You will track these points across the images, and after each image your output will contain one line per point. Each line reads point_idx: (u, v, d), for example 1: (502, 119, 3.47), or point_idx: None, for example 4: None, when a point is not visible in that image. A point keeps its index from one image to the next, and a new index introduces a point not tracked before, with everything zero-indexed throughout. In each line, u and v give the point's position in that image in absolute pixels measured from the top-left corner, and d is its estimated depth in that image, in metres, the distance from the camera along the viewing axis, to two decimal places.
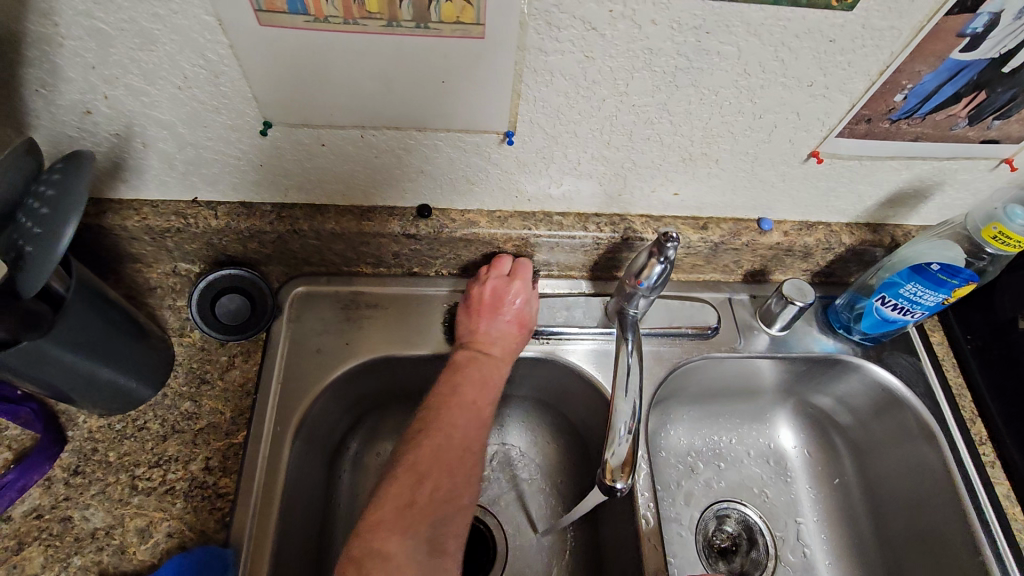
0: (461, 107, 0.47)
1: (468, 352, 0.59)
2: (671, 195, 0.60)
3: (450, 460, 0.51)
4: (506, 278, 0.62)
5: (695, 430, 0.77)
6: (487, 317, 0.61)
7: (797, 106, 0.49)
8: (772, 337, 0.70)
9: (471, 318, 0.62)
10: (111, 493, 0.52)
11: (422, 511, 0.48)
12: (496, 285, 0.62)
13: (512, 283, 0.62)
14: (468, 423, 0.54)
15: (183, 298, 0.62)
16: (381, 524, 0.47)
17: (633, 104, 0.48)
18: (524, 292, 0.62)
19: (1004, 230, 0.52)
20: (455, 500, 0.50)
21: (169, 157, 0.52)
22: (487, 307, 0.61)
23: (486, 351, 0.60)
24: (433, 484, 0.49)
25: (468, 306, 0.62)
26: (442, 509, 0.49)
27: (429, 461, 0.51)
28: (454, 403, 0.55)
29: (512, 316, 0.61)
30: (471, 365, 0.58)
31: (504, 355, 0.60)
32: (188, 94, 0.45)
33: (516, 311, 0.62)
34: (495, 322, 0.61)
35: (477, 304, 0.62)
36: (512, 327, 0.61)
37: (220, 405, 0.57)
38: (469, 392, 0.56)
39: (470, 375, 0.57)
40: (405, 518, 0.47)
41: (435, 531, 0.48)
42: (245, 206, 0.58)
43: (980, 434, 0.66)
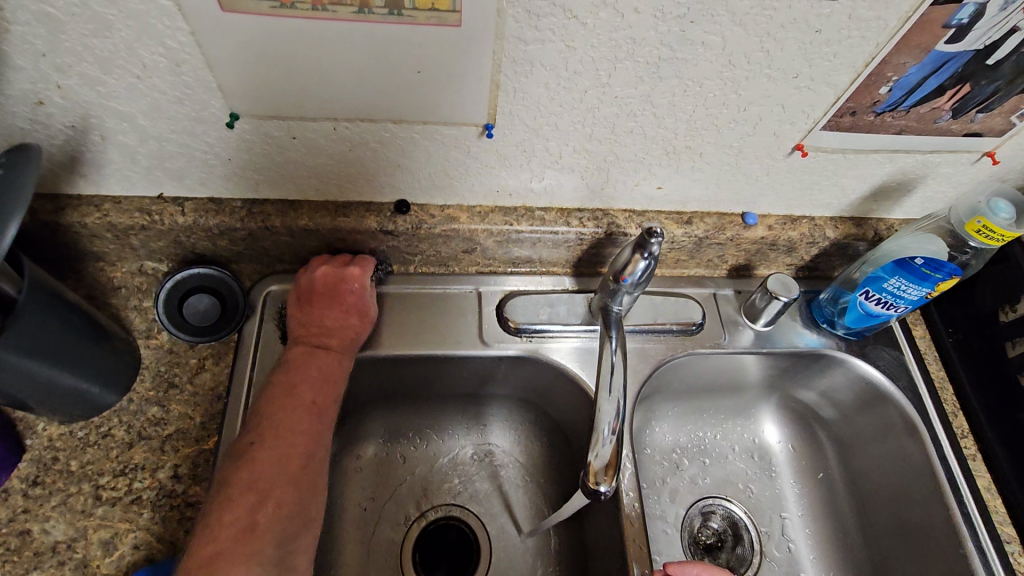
0: (437, 98, 0.45)
1: (301, 349, 0.56)
2: (654, 190, 0.59)
3: (290, 473, 0.49)
4: (342, 265, 0.58)
5: (680, 427, 0.77)
6: (305, 309, 0.57)
7: (781, 98, 0.48)
8: (756, 333, 0.69)
9: (303, 312, 0.58)
10: (73, 504, 0.50)
11: (263, 535, 0.45)
12: (327, 272, 0.58)
13: (347, 271, 0.58)
14: (304, 432, 0.51)
15: (150, 298, 0.59)
16: (219, 556, 0.43)
17: (616, 95, 0.47)
18: (361, 275, 0.58)
19: (989, 224, 0.51)
20: (299, 517, 0.48)
21: (130, 152, 0.49)
22: (320, 296, 0.57)
23: (323, 344, 0.57)
24: (276, 500, 0.47)
25: (299, 295, 0.58)
26: (287, 527, 0.47)
27: (268, 478, 0.48)
28: (284, 412, 0.51)
29: (346, 301, 0.58)
30: (309, 360, 0.55)
31: (345, 346, 0.58)
32: (148, 84, 0.43)
33: (357, 297, 0.58)
34: (330, 312, 0.57)
35: (307, 294, 0.58)
36: (348, 315, 0.58)
37: (190, 410, 0.55)
38: (304, 393, 0.53)
39: (307, 373, 0.54)
40: (246, 545, 0.44)
41: (281, 552, 0.46)
42: (214, 202, 0.55)
43: (962, 428, 0.67)
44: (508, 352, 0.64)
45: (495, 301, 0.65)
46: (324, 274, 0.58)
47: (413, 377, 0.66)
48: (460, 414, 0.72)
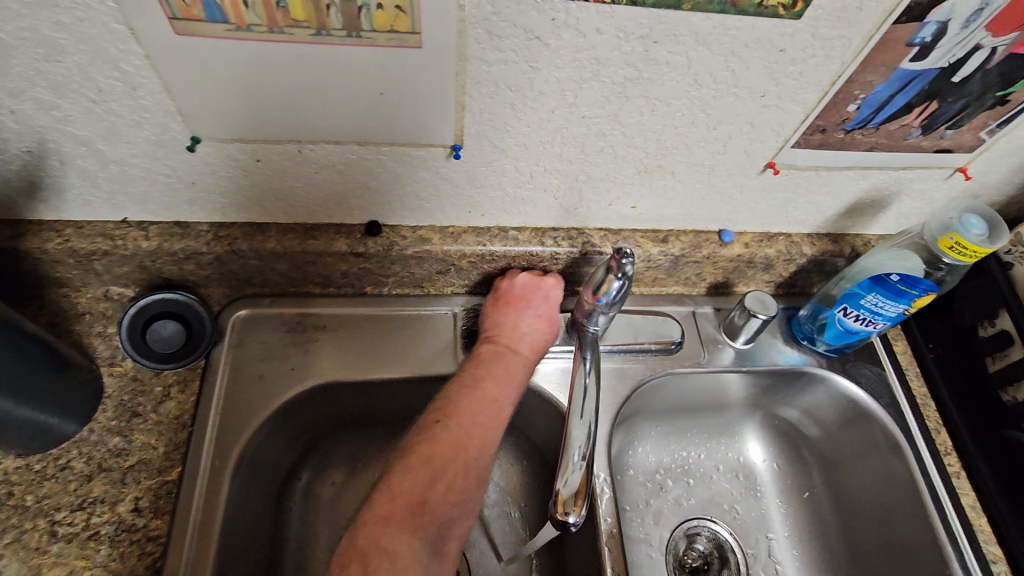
0: (403, 120, 0.45)
1: (492, 347, 0.57)
2: (629, 209, 0.59)
3: (467, 458, 0.48)
4: (540, 275, 0.61)
5: (663, 447, 0.75)
6: (512, 311, 0.59)
7: (750, 117, 0.48)
8: (737, 351, 0.68)
9: (493, 315, 0.60)
10: (27, 541, 0.48)
11: (398, 512, 0.44)
12: (526, 280, 0.61)
13: (547, 279, 0.61)
14: (486, 421, 0.51)
15: (114, 324, 0.58)
16: (383, 529, 0.43)
17: (584, 114, 0.46)
18: (557, 287, 0.61)
19: (961, 240, 0.51)
20: (466, 502, 0.47)
21: (90, 176, 0.48)
22: (518, 299, 0.60)
23: (514, 346, 0.58)
24: (448, 481, 0.47)
25: (498, 300, 0.61)
26: (449, 511, 0.46)
27: (447, 455, 0.48)
28: (482, 402, 0.52)
29: (541, 309, 0.60)
30: (503, 358, 0.56)
31: (533, 350, 0.58)
32: (104, 108, 0.42)
33: (545, 304, 0.60)
34: (526, 314, 0.59)
35: (506, 298, 0.60)
36: (544, 321, 0.60)
37: (153, 440, 0.53)
38: (490, 385, 0.53)
39: (496, 370, 0.55)
40: (414, 519, 0.44)
41: (439, 534, 0.45)
42: (180, 225, 0.54)
43: (945, 444, 0.66)
44: None
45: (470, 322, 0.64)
46: (527, 280, 0.61)
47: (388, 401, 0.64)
48: None
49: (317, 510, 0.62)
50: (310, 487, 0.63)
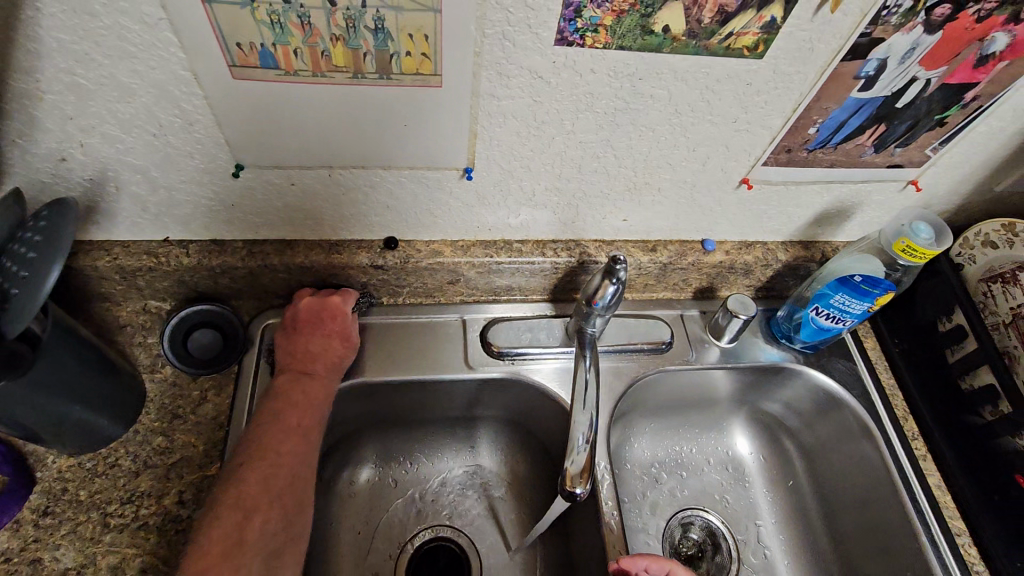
0: (422, 147, 0.51)
1: (287, 376, 0.59)
2: (620, 221, 0.65)
3: (275, 492, 0.52)
4: (325, 296, 0.63)
5: (657, 442, 0.81)
6: (305, 334, 0.61)
7: (725, 139, 0.55)
8: (722, 349, 0.75)
9: (290, 339, 0.61)
10: (82, 532, 0.53)
11: (251, 550, 0.48)
12: (311, 302, 0.62)
13: (331, 299, 0.63)
14: (292, 451, 0.55)
15: (153, 335, 0.63)
16: (208, 571, 0.46)
17: (579, 140, 0.53)
18: (346, 302, 0.63)
19: (912, 244, 0.58)
20: (285, 533, 0.52)
21: (142, 200, 0.54)
22: (307, 323, 0.62)
23: (311, 370, 0.60)
24: (258, 520, 0.50)
25: (288, 326, 0.62)
26: (273, 543, 0.50)
27: (252, 495, 0.51)
28: (271, 441, 0.55)
29: (330, 330, 0.62)
30: (293, 387, 0.59)
31: (327, 371, 0.61)
32: (163, 141, 0.48)
33: (341, 322, 0.63)
34: (314, 338, 0.61)
35: (294, 322, 0.62)
36: (332, 339, 0.62)
37: (193, 439, 0.58)
38: (290, 417, 0.57)
39: (292, 399, 0.58)
40: (234, 559, 0.47)
41: (266, 566, 0.49)
42: (217, 243, 0.60)
43: (912, 430, 0.72)
44: (492, 375, 0.68)
45: (479, 327, 0.70)
46: (314, 302, 0.62)
47: (403, 402, 0.70)
48: (448, 437, 0.75)
49: None
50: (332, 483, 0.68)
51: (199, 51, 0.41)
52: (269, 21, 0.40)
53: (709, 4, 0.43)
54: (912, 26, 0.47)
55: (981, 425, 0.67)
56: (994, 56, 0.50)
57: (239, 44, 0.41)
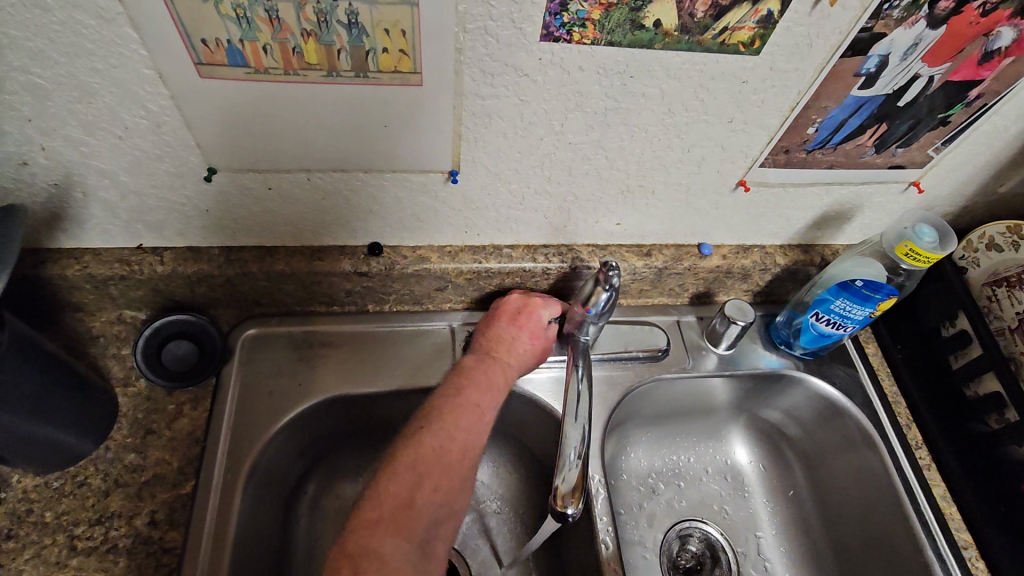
0: (405, 149, 0.49)
1: (482, 355, 0.59)
2: (614, 225, 0.63)
3: (450, 463, 0.49)
4: (523, 297, 0.64)
5: (654, 452, 0.79)
6: (509, 323, 0.62)
7: (720, 140, 0.53)
8: (720, 356, 0.72)
9: (489, 325, 0.62)
10: (47, 556, 0.50)
11: (404, 521, 0.45)
12: (518, 300, 0.63)
13: (533, 300, 0.63)
14: (471, 427, 0.52)
15: (128, 346, 0.60)
16: (380, 522, 0.45)
17: (569, 141, 0.51)
18: (544, 305, 0.63)
19: (914, 247, 0.56)
20: (450, 505, 0.49)
21: (111, 206, 0.52)
22: (509, 314, 0.62)
23: (509, 356, 0.60)
24: (432, 483, 0.48)
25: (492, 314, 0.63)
26: (437, 514, 0.47)
27: (431, 460, 0.49)
28: (468, 410, 0.53)
29: (524, 323, 0.62)
30: (490, 366, 0.58)
31: (514, 360, 0.60)
32: (129, 144, 0.46)
33: (533, 325, 0.62)
34: (523, 324, 0.62)
35: (501, 312, 0.63)
36: (533, 336, 0.62)
37: (168, 455, 0.56)
38: (478, 391, 0.55)
39: (478, 378, 0.56)
40: (401, 521, 0.45)
41: (426, 536, 0.46)
42: (193, 250, 0.58)
43: (916, 438, 0.70)
44: None
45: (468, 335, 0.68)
46: (518, 299, 0.64)
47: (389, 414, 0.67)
48: None
49: (325, 523, 0.65)
50: (316, 499, 0.65)
51: (161, 48, 0.39)
52: (236, 16, 0.38)
53: None
54: (914, 21, 0.45)
55: (987, 434, 0.64)
56: (999, 52, 0.48)
57: (205, 41, 0.39)
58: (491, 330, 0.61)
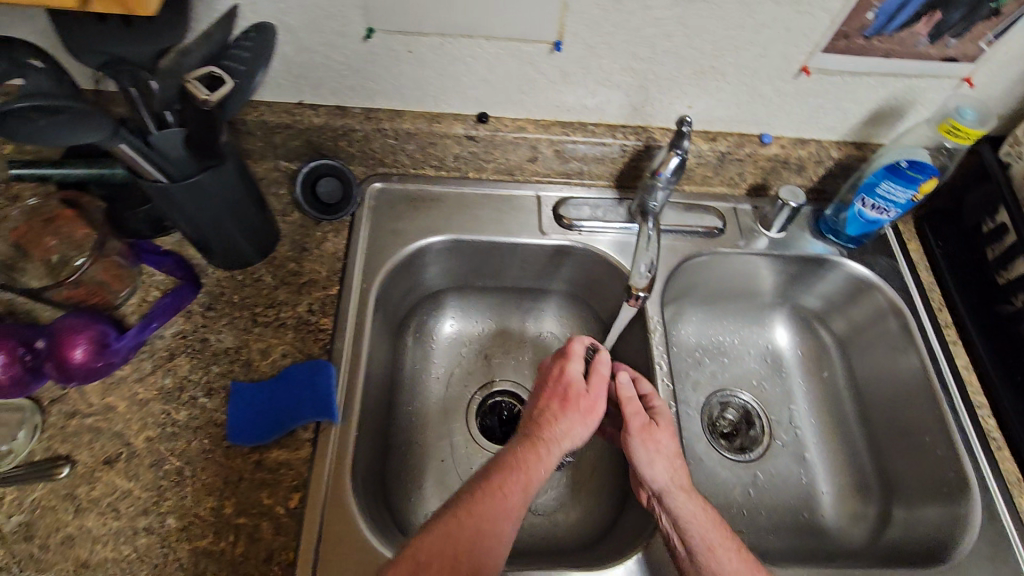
0: (522, 18, 0.61)
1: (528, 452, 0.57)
2: (685, 108, 0.73)
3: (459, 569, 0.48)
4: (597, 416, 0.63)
5: (703, 330, 0.90)
6: (574, 415, 0.61)
7: (786, 22, 0.62)
8: (771, 239, 0.82)
9: (567, 402, 0.62)
10: (237, 323, 0.66)
11: None
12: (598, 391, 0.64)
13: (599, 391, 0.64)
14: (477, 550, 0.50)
15: (283, 188, 0.76)
16: None
17: (658, 16, 0.61)
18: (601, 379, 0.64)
19: (957, 124, 0.63)
20: None
21: (287, 62, 0.66)
22: (580, 402, 0.62)
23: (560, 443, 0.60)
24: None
25: (567, 398, 0.62)
26: None
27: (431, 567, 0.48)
28: (486, 514, 0.52)
29: (575, 401, 0.62)
30: (511, 466, 0.56)
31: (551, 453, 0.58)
32: (314, 3, 0.59)
33: (591, 399, 0.63)
34: (571, 411, 0.61)
35: (574, 398, 0.62)
36: (582, 417, 0.61)
37: (318, 266, 0.71)
38: (490, 497, 0.53)
39: (510, 480, 0.54)
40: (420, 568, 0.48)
41: None
42: (340, 109, 0.72)
43: (946, 319, 0.78)
44: (562, 243, 0.78)
45: (552, 204, 0.80)
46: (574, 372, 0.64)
47: (481, 266, 0.81)
48: (518, 305, 0.86)
49: (423, 349, 0.82)
50: (419, 329, 0.82)
51: None
52: None
53: None
54: None
55: (1011, 312, 0.73)
56: None
57: None
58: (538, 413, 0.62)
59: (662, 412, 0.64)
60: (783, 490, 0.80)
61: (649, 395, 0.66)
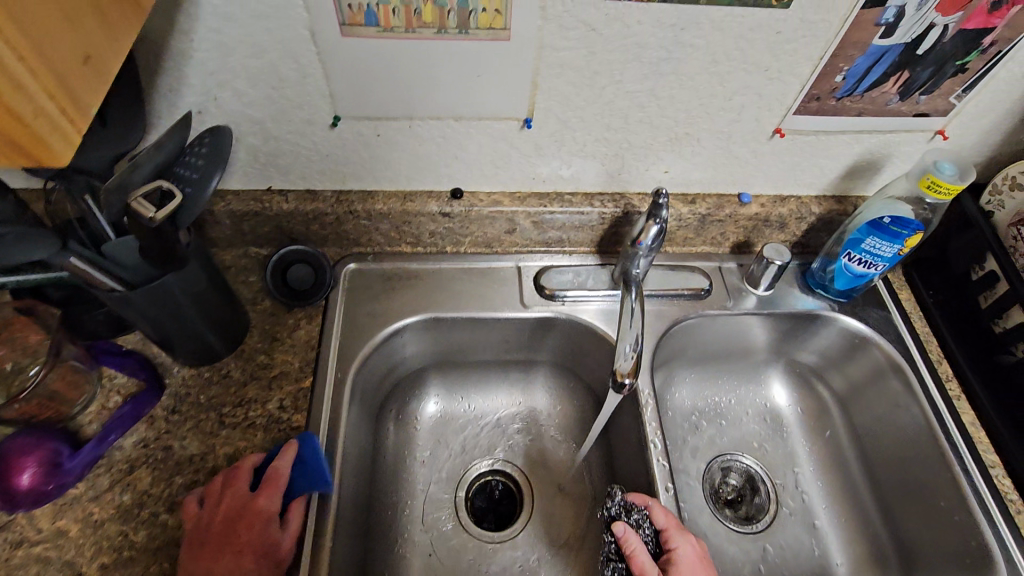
0: (491, 99, 0.60)
1: None
2: (662, 173, 0.72)
3: None
4: (266, 530, 0.53)
5: (697, 392, 0.87)
6: (225, 550, 0.51)
7: (758, 88, 0.61)
8: (759, 297, 0.80)
9: (198, 548, 0.51)
10: (203, 427, 0.62)
11: None
12: (231, 508, 0.53)
13: (236, 505, 0.54)
14: None
15: (255, 275, 0.73)
16: None
17: (627, 90, 0.60)
18: (270, 502, 0.54)
19: (936, 179, 0.62)
20: None
21: (255, 151, 0.64)
22: (225, 534, 0.51)
23: None
24: None
25: (197, 539, 0.51)
26: None
27: None
28: None
29: (241, 539, 0.52)
30: None
31: None
32: (278, 95, 0.58)
33: (252, 533, 0.52)
34: (229, 558, 0.50)
35: (206, 535, 0.51)
36: (246, 560, 0.51)
37: (290, 357, 0.67)
38: None
39: None
40: None
41: None
42: (310, 193, 0.70)
43: (946, 372, 0.75)
44: (544, 315, 0.75)
45: (532, 274, 0.78)
46: (231, 502, 0.54)
47: (461, 342, 0.78)
48: (504, 379, 0.83)
49: (405, 433, 0.77)
50: (401, 412, 0.78)
51: (319, 12, 0.50)
52: None
53: None
54: None
55: (1012, 363, 0.70)
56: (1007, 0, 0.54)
57: (351, 5, 0.50)
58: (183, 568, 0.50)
59: (682, 557, 0.60)
60: (795, 564, 0.75)
61: (668, 533, 0.61)
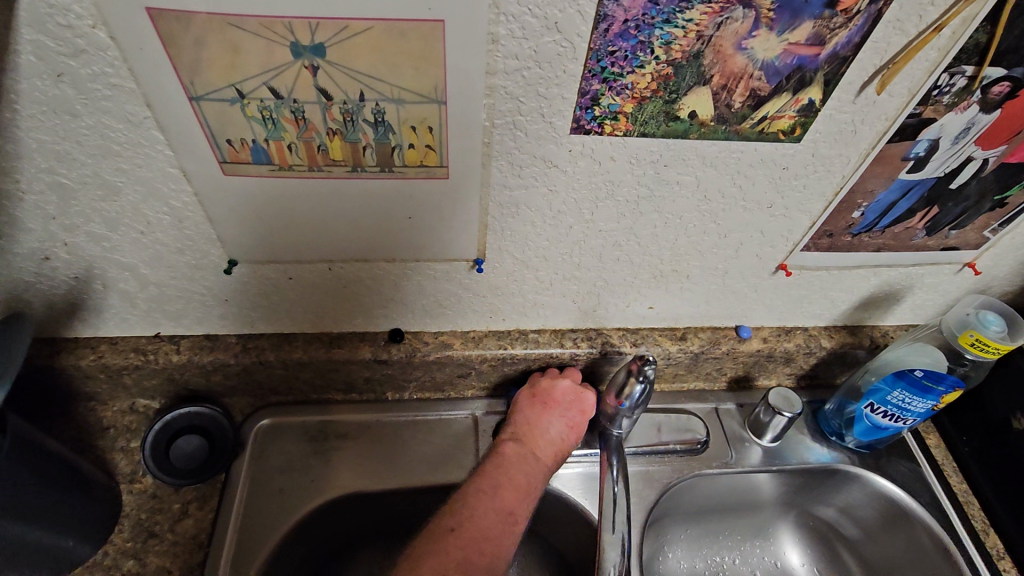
0: (431, 240, 0.47)
1: (520, 448, 0.55)
2: (645, 309, 0.60)
3: (498, 530, 0.48)
4: (580, 386, 0.60)
5: (694, 553, 0.70)
6: (541, 410, 0.57)
7: (758, 225, 0.50)
8: (764, 449, 0.66)
9: (533, 404, 0.58)
10: None
11: None
12: (569, 387, 0.59)
13: (586, 392, 0.59)
14: (500, 539, 0.47)
15: (138, 438, 0.58)
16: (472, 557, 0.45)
17: (599, 229, 0.48)
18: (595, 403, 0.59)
19: (982, 337, 0.53)
20: None
21: (131, 297, 0.50)
22: (554, 405, 0.58)
23: (540, 452, 0.55)
24: None
25: (533, 394, 0.59)
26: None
27: (496, 523, 0.48)
28: (491, 501, 0.49)
29: (574, 419, 0.58)
30: (506, 467, 0.53)
31: (552, 460, 0.56)
32: (151, 239, 0.45)
33: (582, 415, 0.58)
34: (556, 422, 0.57)
35: (543, 398, 0.58)
36: (571, 431, 0.57)
37: (170, 562, 0.52)
38: (507, 494, 0.50)
39: (512, 473, 0.52)
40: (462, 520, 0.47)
41: None
42: (210, 338, 0.55)
43: (996, 547, 0.62)
44: None
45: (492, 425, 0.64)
46: (568, 388, 0.59)
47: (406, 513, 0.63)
48: None
49: None
50: None
51: (188, 150, 0.38)
52: (261, 117, 0.36)
53: (740, 87, 0.38)
54: (966, 106, 0.41)
55: None
56: None
57: (230, 141, 0.37)
58: (519, 417, 0.57)
59: None
60: None
61: None
